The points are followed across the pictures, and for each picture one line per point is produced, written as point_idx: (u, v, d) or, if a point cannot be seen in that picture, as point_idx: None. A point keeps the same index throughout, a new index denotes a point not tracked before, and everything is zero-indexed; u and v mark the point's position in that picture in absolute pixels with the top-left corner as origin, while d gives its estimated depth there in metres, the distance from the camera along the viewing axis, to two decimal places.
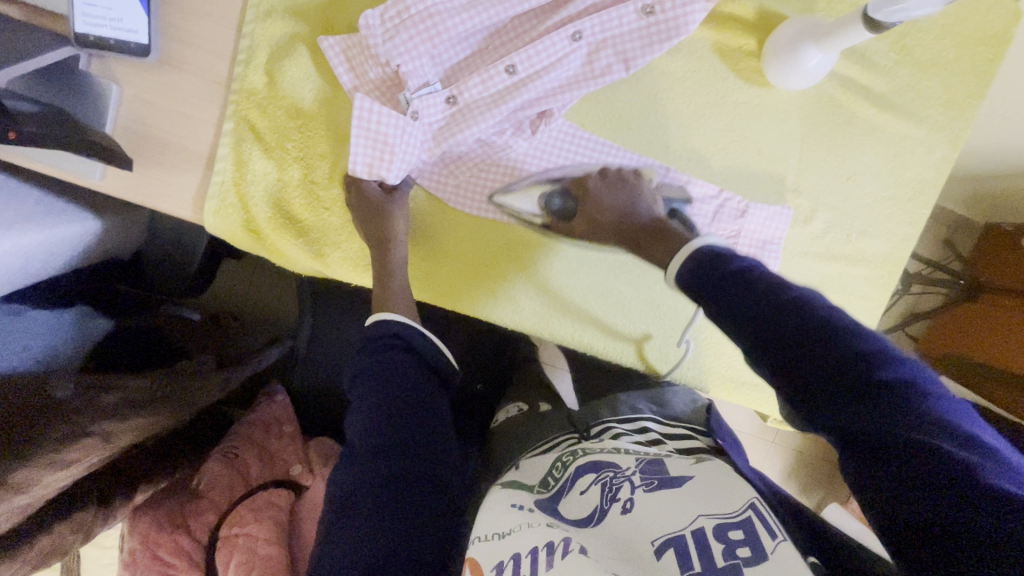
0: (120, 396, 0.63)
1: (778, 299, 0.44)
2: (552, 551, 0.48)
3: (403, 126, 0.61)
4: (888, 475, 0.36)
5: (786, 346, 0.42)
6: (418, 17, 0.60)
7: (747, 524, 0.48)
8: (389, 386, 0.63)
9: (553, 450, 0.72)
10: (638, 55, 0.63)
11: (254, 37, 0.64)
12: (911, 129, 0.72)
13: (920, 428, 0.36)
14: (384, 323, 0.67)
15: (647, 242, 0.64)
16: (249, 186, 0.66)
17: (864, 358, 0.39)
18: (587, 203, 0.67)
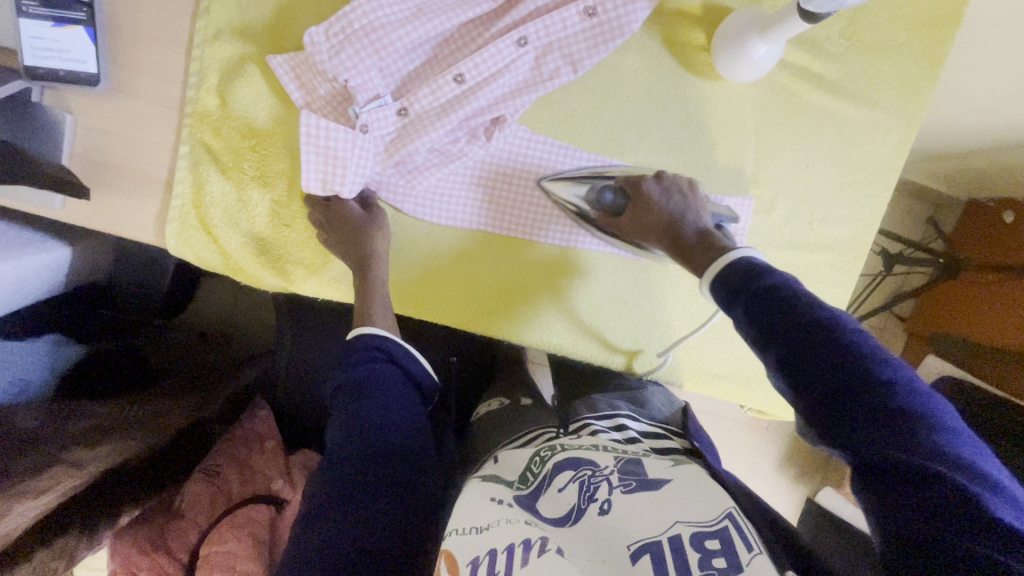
0: (89, 424, 0.67)
1: (810, 317, 0.45)
2: (528, 550, 0.48)
3: (353, 140, 0.61)
4: (895, 498, 0.38)
5: (813, 363, 0.44)
6: (361, 31, 0.60)
7: (722, 535, 0.49)
8: (382, 407, 0.59)
9: (531, 444, 0.71)
10: (584, 56, 0.64)
11: (203, 60, 0.64)
12: (866, 114, 0.73)
13: (932, 459, 0.38)
14: (363, 339, 0.62)
15: (693, 242, 0.60)
16: (208, 208, 0.67)
17: (887, 389, 0.41)
18: (641, 201, 0.64)
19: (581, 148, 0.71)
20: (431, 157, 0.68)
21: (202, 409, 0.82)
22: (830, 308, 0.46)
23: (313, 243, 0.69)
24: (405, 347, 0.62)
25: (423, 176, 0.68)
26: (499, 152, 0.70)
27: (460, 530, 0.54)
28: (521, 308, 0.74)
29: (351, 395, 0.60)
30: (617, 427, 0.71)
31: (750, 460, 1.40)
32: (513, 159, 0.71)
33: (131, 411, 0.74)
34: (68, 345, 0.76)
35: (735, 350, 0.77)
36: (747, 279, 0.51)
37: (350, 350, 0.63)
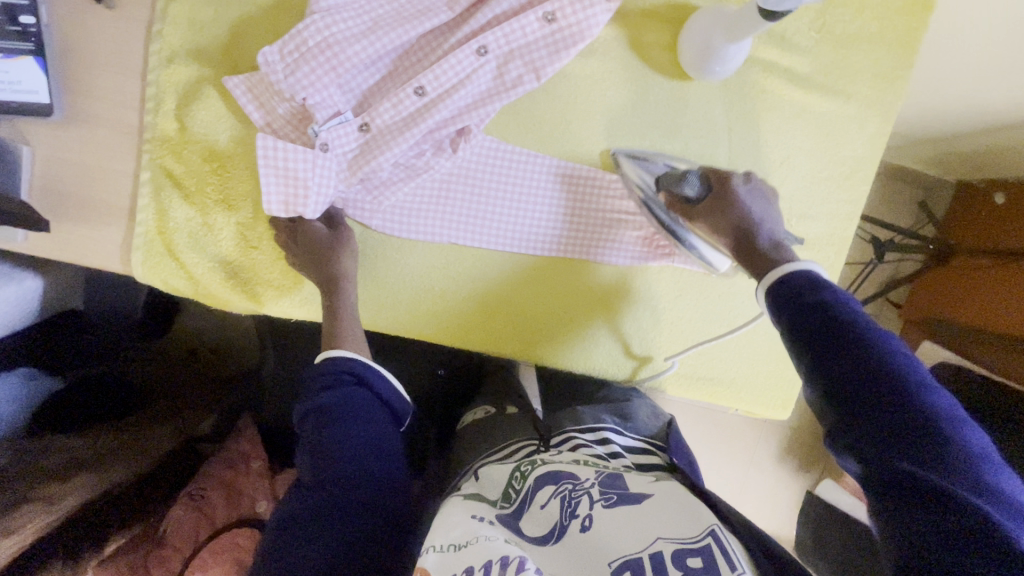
0: (63, 457, 0.67)
1: (855, 333, 0.47)
2: (505, 567, 0.43)
3: (313, 160, 0.60)
4: (908, 510, 0.40)
5: (850, 375, 0.46)
6: (316, 48, 0.59)
7: (705, 553, 0.47)
8: (350, 431, 0.57)
9: (511, 459, 0.70)
10: (546, 63, 0.63)
11: (159, 84, 0.63)
12: (841, 107, 0.71)
13: (956, 479, 0.40)
14: (330, 362, 0.60)
15: (765, 249, 0.58)
16: (173, 234, 0.66)
17: (920, 411, 0.43)
18: (728, 195, 0.61)
19: (551, 156, 0.70)
20: (398, 172, 0.67)
21: (201, 419, 0.90)
22: (879, 328, 0.48)
23: (282, 265, 0.68)
24: (378, 369, 0.61)
25: (391, 192, 0.67)
26: (467, 163, 0.69)
27: (437, 546, 0.49)
28: (527, 321, 0.73)
29: (317, 422, 0.57)
30: (601, 441, 0.71)
31: (748, 455, 1.39)
32: (482, 170, 0.69)
33: (116, 435, 0.75)
34: (40, 378, 0.76)
35: (719, 351, 0.76)
36: (793, 290, 0.52)
37: (317, 373, 0.61)
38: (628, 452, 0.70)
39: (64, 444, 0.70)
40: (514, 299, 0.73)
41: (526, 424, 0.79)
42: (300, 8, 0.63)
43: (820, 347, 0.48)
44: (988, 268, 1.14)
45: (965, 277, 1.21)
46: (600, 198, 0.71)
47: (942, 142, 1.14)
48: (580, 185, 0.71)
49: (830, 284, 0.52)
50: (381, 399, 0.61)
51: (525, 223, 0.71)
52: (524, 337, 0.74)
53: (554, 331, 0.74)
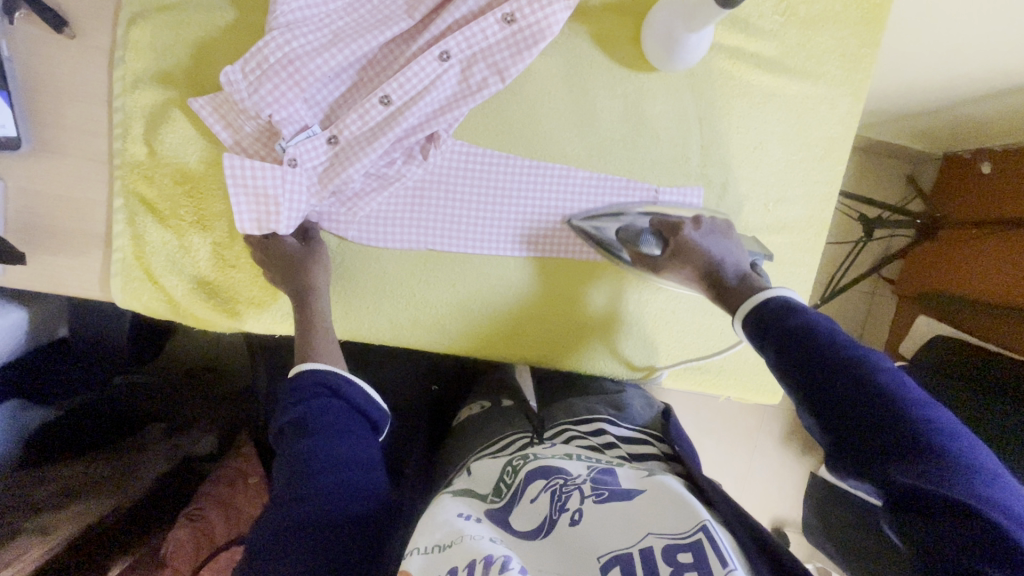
0: (53, 486, 0.69)
1: (838, 355, 0.48)
2: (488, 567, 0.43)
3: (281, 176, 0.60)
4: (926, 527, 0.39)
5: (838, 398, 0.46)
6: (278, 64, 0.59)
7: (696, 547, 0.45)
8: (326, 441, 0.56)
9: (504, 453, 0.67)
10: (509, 64, 0.63)
11: (126, 110, 0.63)
12: (811, 88, 0.71)
13: (967, 491, 0.39)
14: (306, 375, 0.60)
15: (732, 282, 0.60)
16: (150, 259, 0.66)
17: (918, 426, 0.42)
18: (683, 248, 0.63)
19: (522, 156, 0.70)
20: (370, 182, 0.67)
21: (197, 442, 0.92)
22: (862, 347, 0.49)
23: (261, 282, 0.69)
24: (350, 378, 0.62)
25: (364, 203, 0.67)
26: (439, 168, 0.69)
27: (421, 548, 0.49)
28: (514, 320, 0.73)
29: (291, 435, 0.57)
30: (596, 433, 0.70)
31: (751, 441, 1.39)
32: (453, 175, 0.69)
33: (109, 462, 0.77)
34: (29, 409, 0.78)
35: (709, 337, 0.76)
36: (775, 318, 0.53)
37: (291, 387, 0.60)
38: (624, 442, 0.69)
39: (56, 473, 0.71)
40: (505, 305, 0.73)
41: (521, 418, 0.77)
42: (260, 26, 0.64)
43: (806, 369, 0.49)
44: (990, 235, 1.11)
45: (955, 248, 1.20)
46: (572, 195, 0.71)
47: (922, 116, 1.13)
48: (553, 184, 0.70)
49: (807, 308, 0.54)
50: (355, 408, 0.61)
51: (498, 225, 0.71)
52: (513, 337, 0.74)
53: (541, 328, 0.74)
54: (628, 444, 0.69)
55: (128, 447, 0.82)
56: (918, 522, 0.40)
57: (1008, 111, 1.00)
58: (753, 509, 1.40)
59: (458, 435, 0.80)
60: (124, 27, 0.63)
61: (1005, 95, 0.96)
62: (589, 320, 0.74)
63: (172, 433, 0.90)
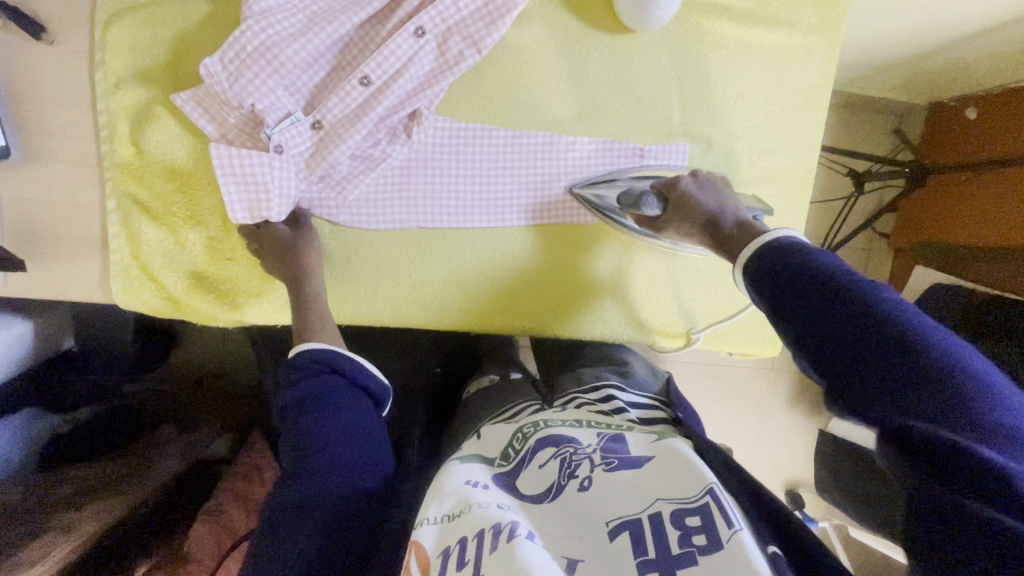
0: (72, 487, 0.70)
1: (833, 293, 0.46)
2: (497, 535, 0.44)
3: (269, 164, 0.61)
4: (908, 462, 0.39)
5: (833, 336, 0.45)
6: (256, 52, 0.60)
7: (704, 510, 0.45)
8: (327, 419, 0.57)
9: (514, 420, 0.68)
10: (485, 35, 0.64)
11: (110, 112, 0.64)
12: (787, 37, 0.71)
13: (957, 430, 0.39)
14: (303, 355, 0.61)
15: (734, 233, 0.60)
16: (148, 257, 0.67)
17: (917, 362, 0.41)
18: (684, 201, 0.64)
19: (503, 127, 0.70)
20: (357, 165, 0.68)
21: (211, 441, 0.91)
22: (869, 280, 0.47)
23: (258, 273, 0.70)
24: (349, 356, 0.63)
25: (353, 185, 0.68)
26: (423, 146, 0.70)
27: (431, 518, 0.49)
28: (509, 291, 0.74)
29: (294, 415, 0.58)
30: (604, 398, 0.70)
31: (760, 404, 1.39)
32: (438, 152, 0.70)
33: (125, 460, 0.79)
34: (45, 418, 0.80)
35: (716, 295, 0.77)
36: (774, 258, 0.52)
37: (291, 368, 0.62)
38: (632, 407, 0.68)
39: (72, 476, 0.72)
40: (503, 278, 0.74)
41: (529, 391, 0.80)
42: (236, 18, 0.64)
43: (804, 308, 0.48)
44: (995, 172, 1.08)
45: (946, 196, 1.21)
46: (558, 162, 0.71)
47: (898, 67, 1.14)
48: (536, 152, 0.71)
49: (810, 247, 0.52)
50: (356, 385, 0.62)
51: (487, 197, 0.72)
52: (508, 308, 0.75)
53: (535, 298, 0.75)
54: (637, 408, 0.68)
55: (146, 442, 0.84)
56: (906, 457, 0.39)
57: (981, 53, 1.01)
58: (765, 471, 1.41)
59: (468, 405, 0.81)
60: (101, 29, 0.63)
61: (973, 39, 0.97)
62: (585, 287, 0.75)
63: (184, 426, 0.92)
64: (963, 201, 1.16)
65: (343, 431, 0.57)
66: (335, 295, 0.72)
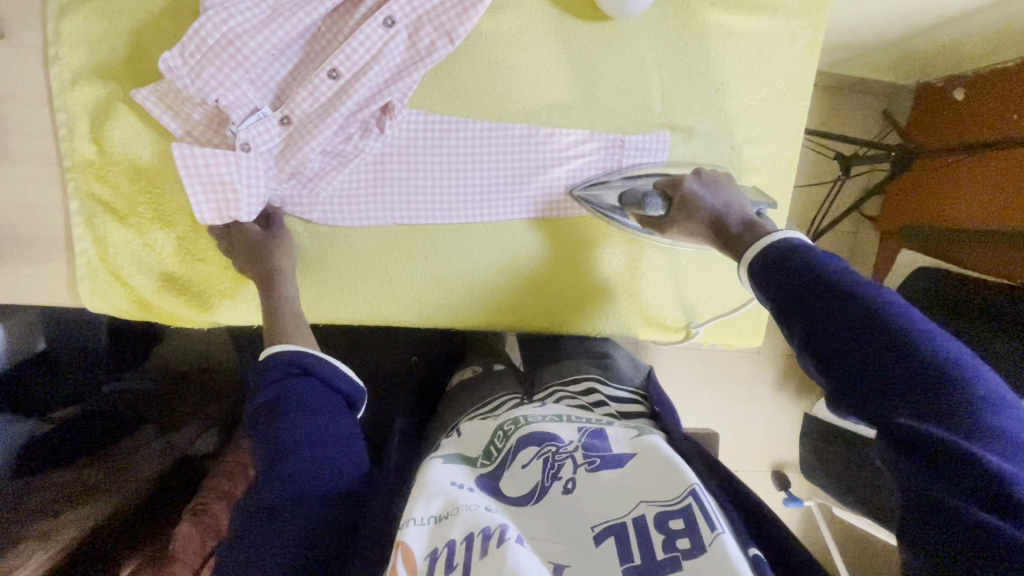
0: (48, 493, 0.70)
1: (840, 293, 0.46)
2: (487, 539, 0.44)
3: (236, 163, 0.59)
4: (912, 461, 0.39)
5: (839, 335, 0.45)
6: (218, 46, 0.57)
7: (687, 513, 0.45)
8: (305, 421, 0.57)
9: (494, 415, 0.68)
10: (457, 24, 0.62)
11: (68, 108, 0.62)
12: (770, 23, 0.70)
13: (966, 434, 0.38)
14: (273, 358, 0.60)
15: (740, 232, 0.59)
16: (115, 259, 0.65)
17: (924, 363, 0.41)
18: (687, 202, 0.63)
19: (480, 119, 0.68)
20: (328, 161, 0.66)
21: (197, 437, 0.91)
22: (871, 282, 0.47)
23: (231, 273, 0.68)
24: (322, 358, 0.62)
25: (326, 182, 0.66)
26: (398, 141, 0.68)
27: (416, 519, 0.48)
28: (490, 286, 0.73)
29: (267, 418, 0.57)
30: (586, 392, 0.70)
31: (747, 388, 1.40)
32: (413, 146, 0.68)
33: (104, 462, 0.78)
34: (21, 421, 0.78)
35: (698, 287, 0.76)
36: (777, 260, 0.52)
37: (264, 370, 0.61)
38: (612, 401, 0.68)
39: (49, 481, 0.72)
40: (487, 275, 0.72)
41: (511, 383, 0.80)
42: (196, 7, 0.61)
43: (805, 309, 0.48)
44: (985, 155, 1.07)
45: (934, 180, 1.20)
46: (535, 154, 0.70)
47: (884, 49, 1.12)
48: (514, 144, 0.69)
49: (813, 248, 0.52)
50: (331, 386, 0.62)
51: (466, 192, 0.70)
52: (486, 303, 0.73)
53: (513, 293, 0.73)
54: (617, 402, 0.68)
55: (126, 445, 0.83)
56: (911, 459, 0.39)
57: (968, 33, 0.99)
58: (752, 453, 1.43)
59: (452, 396, 0.81)
60: (54, 21, 0.60)
61: (960, 20, 0.95)
62: (568, 282, 0.74)
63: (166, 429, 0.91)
64: (952, 184, 1.15)
65: (320, 432, 0.57)
66: (311, 293, 0.70)
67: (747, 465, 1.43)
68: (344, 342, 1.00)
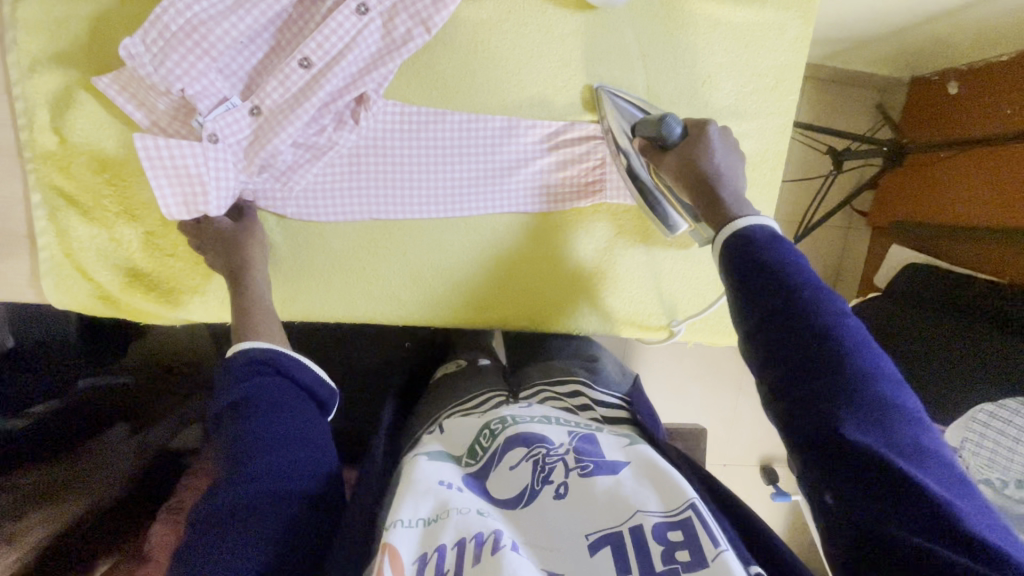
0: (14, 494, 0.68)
1: (790, 300, 0.46)
2: (481, 547, 0.43)
3: (203, 155, 0.57)
4: (845, 476, 0.40)
5: (787, 343, 0.45)
6: (182, 32, 0.55)
7: (686, 526, 0.45)
8: (274, 421, 0.55)
9: (475, 412, 0.66)
10: (433, 13, 0.59)
11: (27, 96, 0.59)
12: (759, 14, 0.68)
13: (892, 449, 0.40)
14: (243, 354, 0.59)
15: (725, 199, 0.56)
16: (80, 254, 0.63)
17: (861, 377, 0.42)
18: (704, 139, 0.60)
19: (459, 111, 0.66)
20: (301, 154, 0.64)
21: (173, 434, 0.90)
22: (822, 288, 0.47)
23: (201, 269, 0.66)
24: (294, 357, 0.61)
25: (298, 175, 0.64)
26: (374, 133, 0.66)
27: (405, 520, 0.46)
28: (471, 283, 0.71)
29: (232, 417, 0.55)
30: (572, 394, 0.69)
31: (736, 383, 1.40)
32: (389, 138, 0.66)
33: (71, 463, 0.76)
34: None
35: (684, 282, 0.75)
36: (744, 250, 0.50)
37: (230, 368, 0.59)
38: (599, 405, 0.67)
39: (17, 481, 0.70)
40: (469, 272, 0.71)
41: (494, 380, 0.78)
42: None
43: (768, 309, 0.47)
44: (980, 151, 1.05)
45: (926, 176, 1.19)
46: (516, 147, 0.68)
47: (878, 42, 1.10)
48: (494, 137, 0.67)
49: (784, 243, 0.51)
50: (300, 386, 0.61)
51: (445, 186, 0.68)
52: (466, 300, 0.72)
53: (493, 290, 0.72)
54: (602, 407, 0.67)
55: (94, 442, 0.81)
56: (843, 472, 0.41)
57: (963, 27, 0.97)
58: (740, 448, 1.43)
59: (434, 391, 0.80)
60: (11, 6, 0.58)
61: (956, 12, 0.93)
62: (553, 279, 0.72)
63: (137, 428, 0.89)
64: (947, 181, 1.14)
65: (288, 433, 0.55)
66: (286, 288, 0.69)
67: (734, 459, 1.43)
68: (325, 336, 0.98)
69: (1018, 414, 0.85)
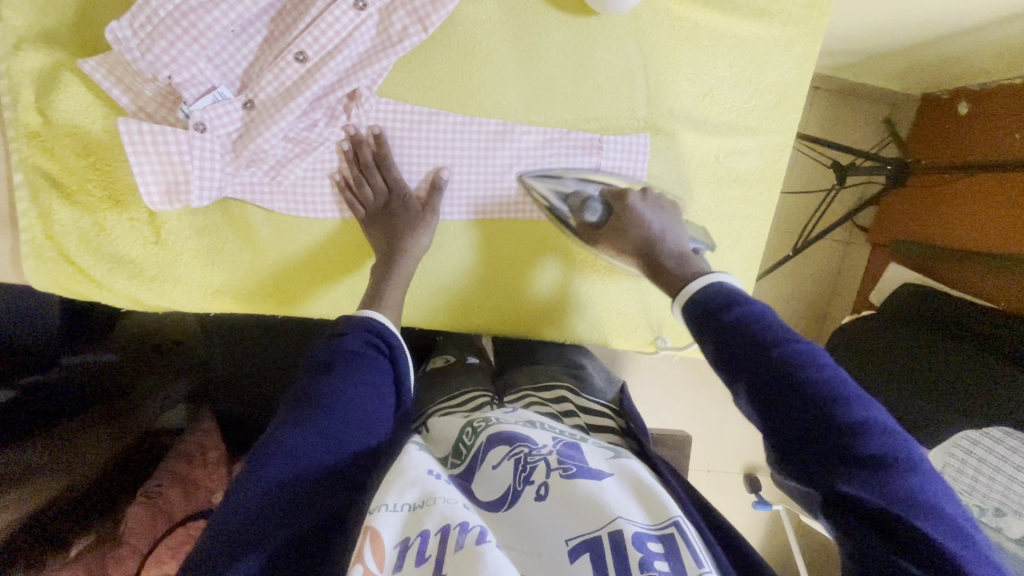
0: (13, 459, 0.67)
1: (768, 357, 0.46)
2: (464, 534, 0.40)
3: (187, 143, 0.57)
4: (857, 532, 0.39)
5: (774, 401, 0.44)
6: (171, 18, 0.53)
7: (668, 540, 0.42)
8: (361, 396, 0.54)
9: (460, 413, 0.66)
10: (431, 11, 0.58)
11: (11, 75, 0.58)
12: (765, 29, 0.66)
13: (898, 504, 0.38)
14: (363, 321, 0.60)
15: (669, 263, 0.59)
16: (62, 238, 0.62)
17: (855, 429, 0.41)
18: (625, 215, 0.62)
19: (453, 111, 0.65)
20: (291, 148, 0.62)
21: (163, 408, 0.92)
22: (795, 339, 0.47)
23: (184, 257, 0.65)
24: (400, 341, 0.61)
25: (287, 171, 0.62)
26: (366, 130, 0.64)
27: (388, 505, 0.44)
28: (460, 283, 0.71)
29: (319, 374, 0.55)
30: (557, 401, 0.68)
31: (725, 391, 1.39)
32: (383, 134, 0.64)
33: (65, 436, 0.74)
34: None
35: None
36: (705, 314, 0.52)
37: (348, 327, 0.59)
38: (582, 413, 0.66)
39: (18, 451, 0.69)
40: (458, 272, 0.70)
41: (479, 381, 0.78)
42: None
43: (744, 369, 0.47)
44: (982, 176, 1.04)
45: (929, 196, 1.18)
46: (509, 150, 0.67)
47: (893, 58, 1.07)
48: (487, 139, 0.66)
49: (743, 296, 0.51)
50: (396, 377, 0.60)
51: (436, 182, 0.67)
52: (453, 302, 0.71)
53: (480, 292, 0.71)
54: (586, 416, 0.66)
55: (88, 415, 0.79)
56: (853, 530, 0.39)
57: (978, 47, 0.95)
58: (726, 456, 1.43)
59: (422, 385, 0.80)
60: None
61: (973, 32, 0.90)
62: (542, 283, 0.72)
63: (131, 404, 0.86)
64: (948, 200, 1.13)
65: (359, 413, 0.53)
66: (271, 282, 0.68)
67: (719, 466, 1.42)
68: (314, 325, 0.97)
69: (1002, 443, 0.85)
